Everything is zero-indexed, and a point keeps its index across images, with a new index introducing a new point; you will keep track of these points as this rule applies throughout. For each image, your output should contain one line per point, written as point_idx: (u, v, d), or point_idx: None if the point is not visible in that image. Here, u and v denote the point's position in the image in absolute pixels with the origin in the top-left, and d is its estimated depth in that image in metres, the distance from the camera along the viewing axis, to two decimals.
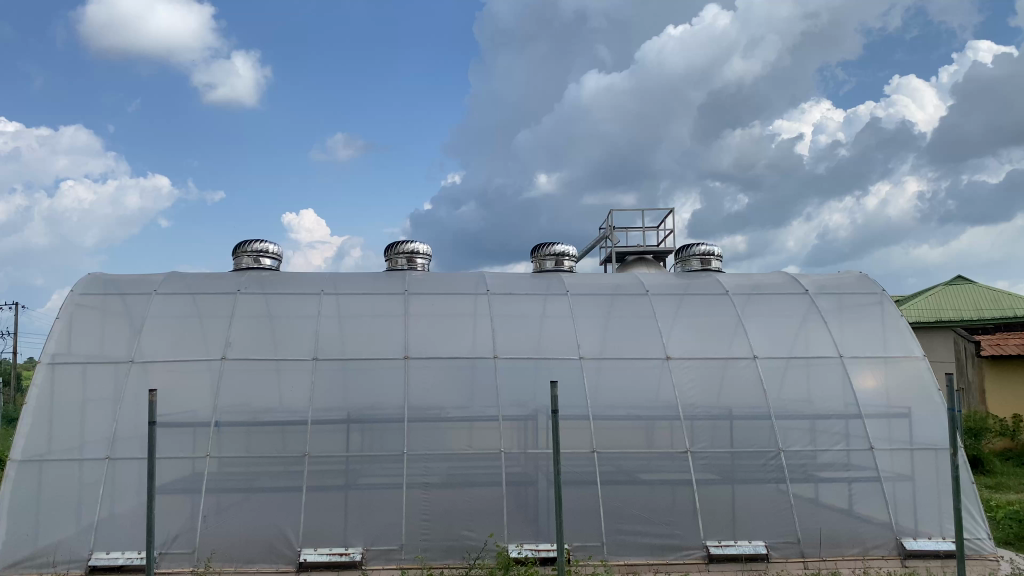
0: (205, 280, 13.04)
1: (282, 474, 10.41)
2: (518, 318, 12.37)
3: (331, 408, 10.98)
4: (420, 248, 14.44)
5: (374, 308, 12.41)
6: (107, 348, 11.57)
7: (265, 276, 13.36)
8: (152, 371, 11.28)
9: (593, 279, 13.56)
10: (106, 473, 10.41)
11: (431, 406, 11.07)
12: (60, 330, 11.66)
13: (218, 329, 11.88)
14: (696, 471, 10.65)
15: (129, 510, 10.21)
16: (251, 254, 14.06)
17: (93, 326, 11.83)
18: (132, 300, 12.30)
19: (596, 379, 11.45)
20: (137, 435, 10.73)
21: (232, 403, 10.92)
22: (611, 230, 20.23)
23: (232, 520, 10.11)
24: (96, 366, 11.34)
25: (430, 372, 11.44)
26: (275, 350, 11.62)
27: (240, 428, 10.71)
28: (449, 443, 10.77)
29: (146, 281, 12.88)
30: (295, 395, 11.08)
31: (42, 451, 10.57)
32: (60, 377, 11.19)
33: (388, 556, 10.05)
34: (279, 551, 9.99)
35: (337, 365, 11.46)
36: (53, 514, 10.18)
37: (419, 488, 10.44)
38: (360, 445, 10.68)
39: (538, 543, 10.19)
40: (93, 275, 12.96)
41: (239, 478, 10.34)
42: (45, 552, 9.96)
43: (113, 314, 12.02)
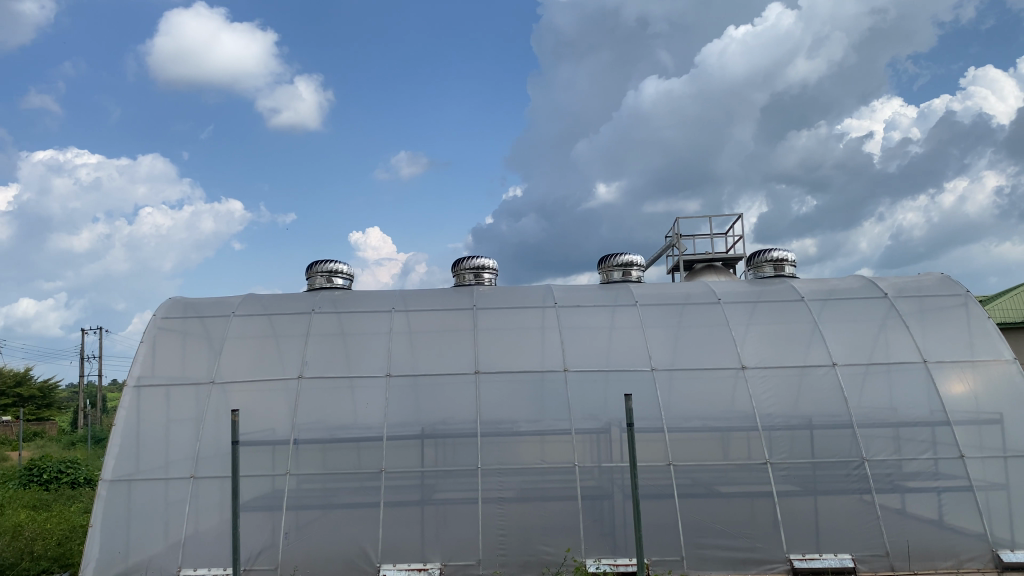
0: (280, 300, 13.35)
1: (359, 489, 10.57)
2: (588, 330, 12.30)
3: (405, 423, 11.10)
4: (487, 263, 14.50)
5: (444, 323, 12.47)
6: (188, 370, 11.95)
7: (338, 295, 13.61)
8: (232, 391, 11.61)
9: (663, 289, 13.38)
10: (191, 491, 10.73)
11: (503, 421, 11.09)
12: (144, 354, 12.08)
13: (294, 349, 12.15)
14: (777, 483, 10.40)
15: (215, 528, 10.50)
16: (323, 274, 14.32)
17: (175, 349, 12.22)
18: (212, 322, 12.68)
19: (668, 390, 11.31)
20: (221, 454, 11.04)
21: (310, 421, 11.16)
22: (678, 238, 19.97)
23: (313, 536, 10.30)
24: (179, 388, 11.71)
25: (501, 386, 11.48)
26: (349, 368, 11.83)
27: (317, 445, 10.92)
28: (521, 458, 10.77)
29: (225, 303, 13.26)
30: (370, 412, 11.25)
31: (130, 471, 10.95)
32: (145, 399, 11.58)
33: (466, 571, 10.08)
34: (359, 567, 10.11)
35: (409, 381, 11.58)
36: (143, 532, 10.52)
37: (495, 502, 10.46)
38: (434, 460, 10.77)
39: (616, 558, 10.12)
40: (174, 298, 13.40)
41: (318, 494, 10.53)
42: (138, 569, 10.27)
43: (194, 336, 12.41)
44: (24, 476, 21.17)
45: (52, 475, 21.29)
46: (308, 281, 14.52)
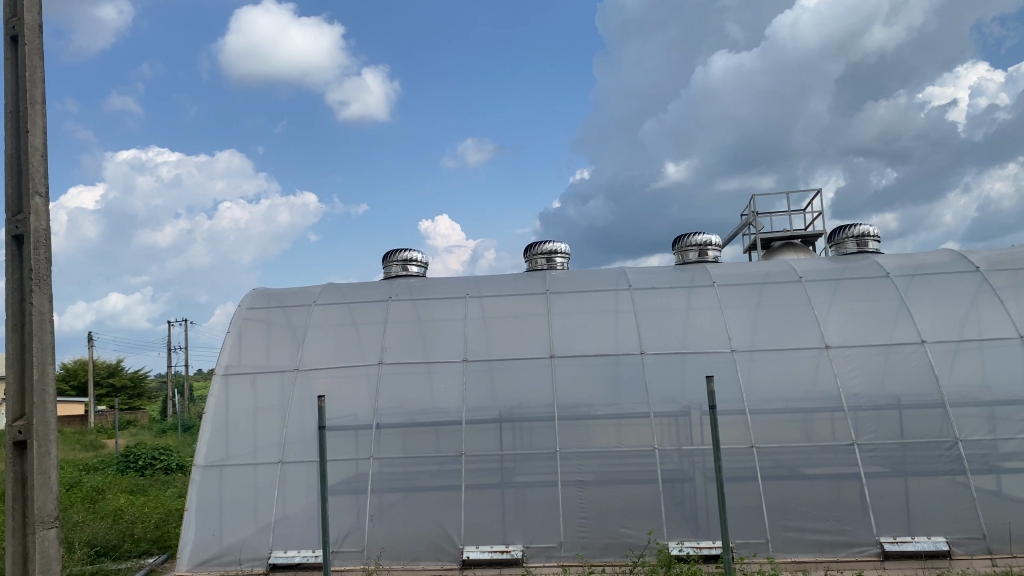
0: (357, 289, 13.61)
1: (441, 473, 10.73)
2: (664, 311, 12.16)
3: (483, 407, 11.21)
4: (559, 247, 14.45)
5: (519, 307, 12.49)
6: (273, 358, 12.31)
7: (413, 283, 13.79)
8: (315, 378, 11.92)
9: (740, 268, 13.11)
10: (279, 476, 11.08)
11: (581, 404, 11.09)
12: (231, 343, 12.50)
13: (373, 336, 12.38)
14: (864, 464, 10.14)
15: (303, 511, 10.81)
16: (398, 262, 14.54)
17: (260, 338, 12.60)
18: (294, 312, 13.02)
19: (749, 371, 11.13)
20: (307, 439, 11.35)
21: (390, 406, 11.37)
22: (754, 216, 19.58)
23: (397, 519, 10.50)
24: (265, 375, 12.07)
25: (578, 369, 11.47)
26: (427, 354, 12.00)
27: (398, 429, 11.13)
28: (600, 441, 10.76)
29: (305, 293, 13.60)
30: (448, 397, 11.39)
31: (222, 457, 11.36)
32: (233, 387, 12.00)
33: (548, 553, 10.13)
34: (442, 549, 10.25)
35: (486, 366, 11.68)
36: (235, 515, 10.91)
37: (575, 485, 10.48)
38: (512, 444, 10.86)
39: (699, 541, 10.03)
40: (257, 289, 13.80)
41: (400, 478, 10.74)
42: (231, 551, 10.64)
43: (277, 325, 12.77)
44: (120, 462, 22.17)
45: (146, 461, 22.23)
46: (384, 270, 14.76)
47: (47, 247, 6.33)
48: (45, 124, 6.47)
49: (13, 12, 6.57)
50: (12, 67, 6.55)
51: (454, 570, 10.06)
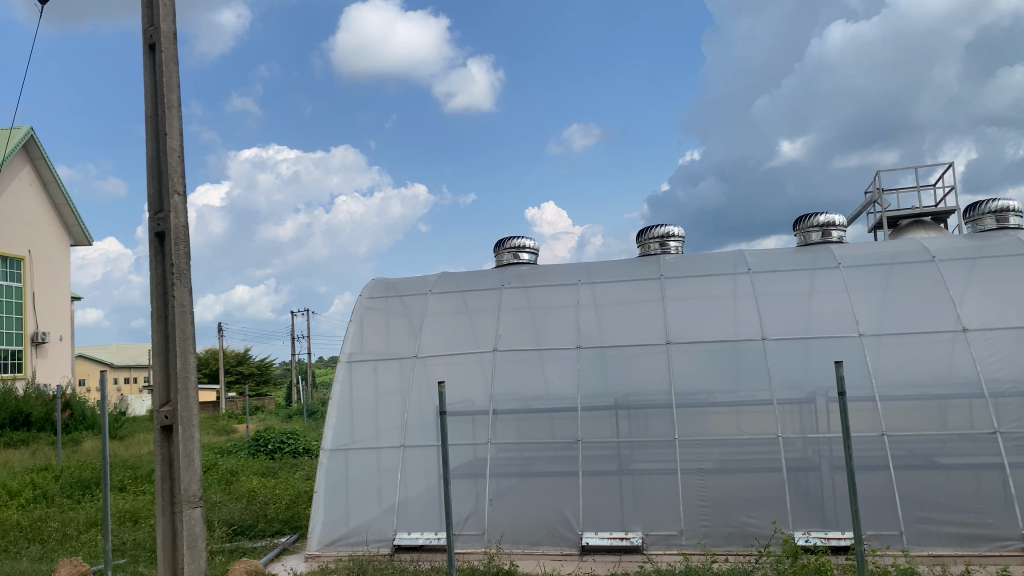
0: (471, 277, 13.76)
1: (558, 459, 10.79)
2: (785, 293, 11.78)
3: (598, 394, 11.18)
4: (673, 231, 14.11)
5: (633, 291, 12.35)
6: (392, 346, 12.67)
7: (524, 270, 13.78)
8: (433, 365, 12.20)
9: (867, 248, 12.51)
10: (401, 459, 11.41)
11: (698, 391, 10.90)
12: (353, 332, 12.94)
13: (488, 323, 12.54)
14: (1007, 454, 9.56)
15: (425, 494, 11.08)
16: (510, 250, 14.65)
17: (379, 327, 12.98)
18: (411, 300, 13.32)
19: (877, 356, 10.65)
20: (427, 424, 11.63)
21: (506, 393, 11.52)
22: (879, 193, 18.69)
23: (516, 504, 10.62)
24: (385, 362, 12.44)
25: (695, 355, 11.28)
26: (541, 341, 12.06)
27: (513, 416, 11.27)
28: (719, 429, 10.55)
29: (421, 282, 13.88)
30: (563, 384, 11.42)
31: (347, 441, 11.80)
32: (356, 374, 12.42)
33: (668, 541, 10.02)
34: (561, 534, 10.29)
35: (600, 352, 11.64)
36: (361, 497, 11.31)
37: (695, 473, 10.32)
38: (629, 431, 10.79)
39: (827, 531, 9.70)
40: (376, 279, 14.19)
41: (517, 463, 10.88)
42: (358, 532, 11.02)
43: (395, 314, 13.11)
44: (252, 446, 23.34)
45: (275, 445, 23.31)
46: (496, 258, 14.91)
47: (186, 242, 6.71)
48: (181, 126, 6.85)
49: (149, 21, 6.98)
50: (150, 73, 6.95)
51: (574, 556, 10.09)
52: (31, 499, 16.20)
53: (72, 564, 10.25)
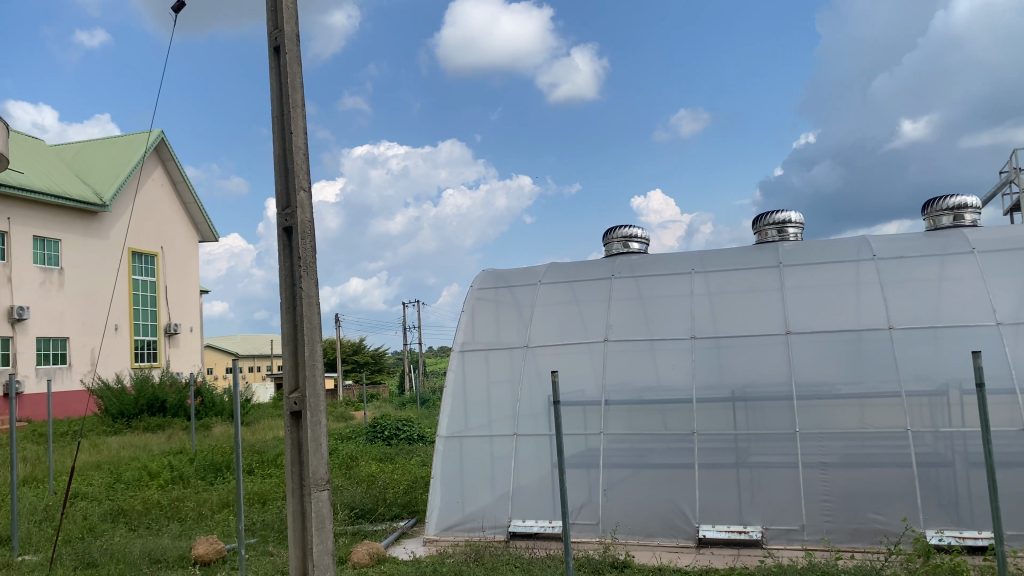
0: (581, 266, 13.64)
1: (673, 450, 10.67)
2: (912, 280, 11.21)
3: (714, 386, 10.98)
4: (791, 216, 13.66)
5: (748, 279, 12.04)
6: (503, 336, 12.81)
7: (634, 259, 13.46)
8: (545, 355, 12.27)
9: (1006, 231, 11.71)
10: (515, 448, 11.55)
11: (820, 383, 10.54)
12: (465, 322, 13.15)
13: (599, 314, 12.48)
14: None
15: (538, 483, 11.18)
16: (620, 239, 14.53)
17: (490, 317, 13.14)
18: (521, 291, 13.38)
19: (1017, 347, 10.03)
20: (539, 413, 11.72)
21: (619, 383, 11.48)
22: (1016, 172, 17.53)
23: (631, 495, 10.58)
24: (497, 352, 12.60)
25: (815, 345, 10.91)
26: (653, 331, 11.93)
27: (626, 406, 11.22)
28: (842, 422, 10.18)
29: (530, 271, 13.88)
30: (677, 375, 11.27)
31: (461, 428, 12.04)
32: (469, 364, 12.63)
33: (789, 536, 9.76)
34: (678, 526, 10.19)
35: (714, 343, 11.42)
36: (475, 484, 11.51)
37: (817, 467, 10.00)
38: (746, 423, 10.55)
39: (962, 530, 9.23)
40: (486, 270, 14.35)
41: (632, 454, 10.82)
42: (474, 518, 11.23)
43: (505, 305, 13.22)
44: (369, 432, 24.12)
45: (392, 431, 24.00)
46: (606, 247, 14.81)
47: (311, 236, 6.98)
48: (305, 124, 7.12)
49: (274, 24, 7.28)
50: (276, 75, 7.25)
51: (691, 548, 9.97)
52: (169, 480, 17.28)
53: (208, 542, 10.87)
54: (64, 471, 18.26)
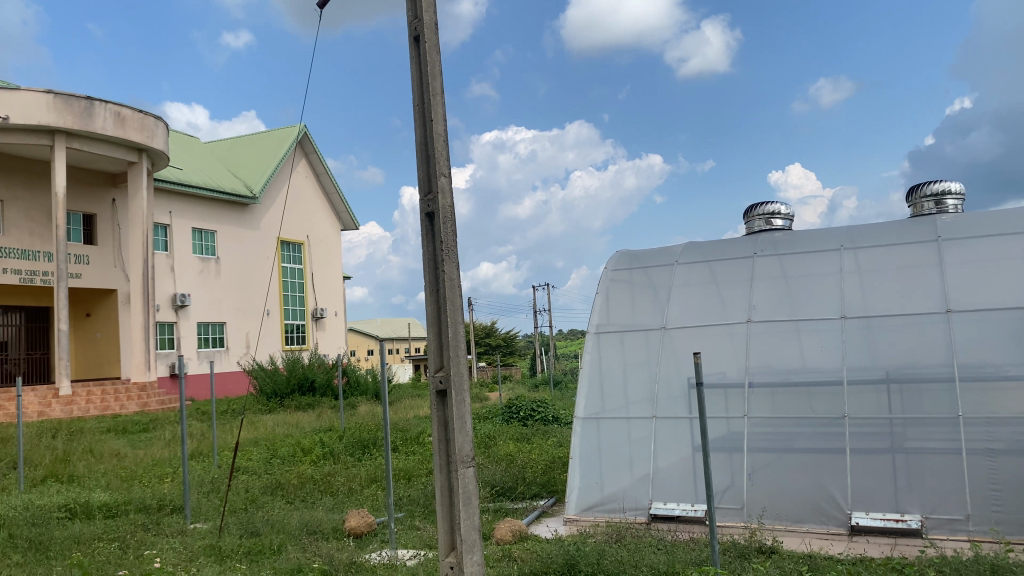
0: (719, 244, 13.24)
1: (822, 434, 10.28)
2: None
3: (866, 368, 10.47)
4: (950, 187, 12.79)
5: (902, 255, 11.36)
6: (639, 318, 12.67)
7: (777, 236, 12.93)
8: (684, 337, 12.06)
9: None
10: (654, 430, 11.43)
11: (985, 364, 9.85)
12: (600, 304, 13.08)
13: (740, 294, 12.13)
14: None
15: (679, 465, 11.03)
16: (762, 216, 14.04)
17: (626, 299, 13.01)
18: (656, 272, 13.15)
19: None
20: (679, 396, 11.55)
21: (763, 365, 11.14)
22: None
23: (778, 479, 10.26)
24: (633, 334, 12.49)
25: (979, 325, 10.20)
26: (798, 311, 11.49)
27: (770, 388, 10.89)
28: (1012, 406, 9.48)
29: (666, 251, 13.60)
30: (826, 356, 10.83)
31: (598, 410, 12.03)
32: (605, 346, 12.59)
33: (953, 526, 9.19)
34: (828, 513, 9.80)
35: (865, 323, 10.89)
36: (615, 465, 11.49)
37: (984, 454, 9.36)
38: (902, 407, 10.01)
39: None
40: (620, 251, 14.19)
41: (778, 438, 10.50)
42: (614, 499, 11.22)
43: (640, 286, 13.04)
44: (506, 413, 24.55)
45: (527, 412, 24.31)
46: (747, 225, 14.36)
47: (453, 220, 7.12)
48: (445, 110, 7.23)
49: (414, 14, 7.44)
50: (417, 64, 7.42)
51: (843, 536, 9.58)
52: (321, 456, 18.21)
53: (360, 515, 11.38)
54: (226, 446, 19.58)
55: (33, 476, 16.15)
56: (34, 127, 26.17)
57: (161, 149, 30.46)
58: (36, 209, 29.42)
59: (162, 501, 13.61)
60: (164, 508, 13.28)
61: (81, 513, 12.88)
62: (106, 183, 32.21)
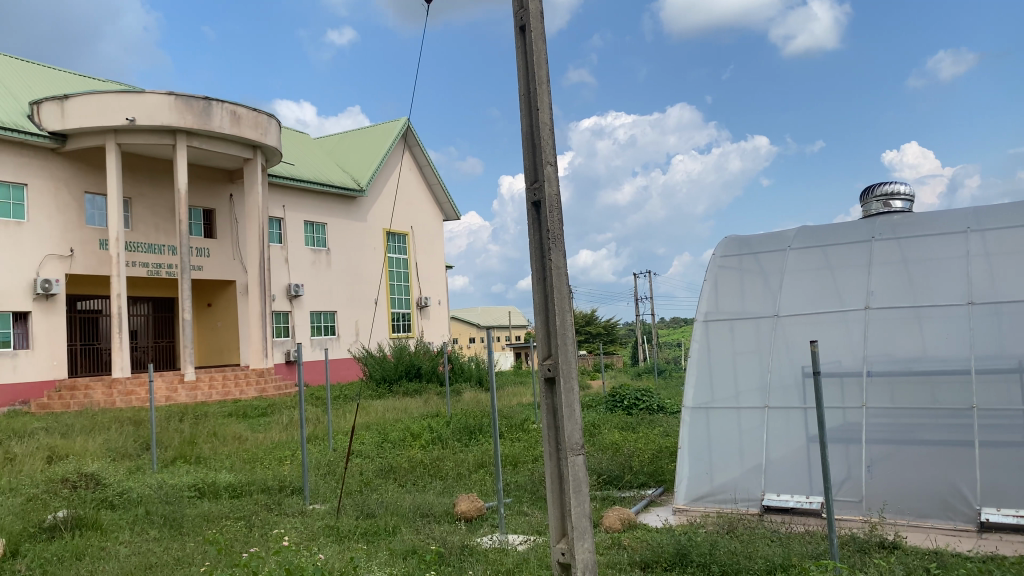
0: (834, 228, 12.75)
1: (947, 425, 9.81)
2: None
3: (996, 356, 9.91)
4: None
5: None
6: (750, 305, 12.38)
7: (897, 218, 12.35)
8: (797, 325, 11.72)
9: None
10: (765, 420, 11.17)
11: None
12: (708, 291, 12.83)
13: (856, 279, 11.67)
14: None
15: (793, 456, 10.74)
16: (880, 198, 13.44)
17: (735, 286, 12.71)
18: (766, 257, 12.79)
19: None
20: (792, 385, 11.23)
21: (882, 354, 10.70)
22: None
23: (900, 472, 9.87)
24: (743, 322, 12.22)
25: None
26: (920, 296, 10.96)
27: (890, 378, 10.46)
28: None
29: (777, 236, 13.21)
30: (951, 344, 10.31)
31: (708, 399, 11.85)
32: (714, 334, 12.36)
33: None
34: (955, 508, 9.36)
35: (995, 309, 10.29)
36: (725, 456, 11.30)
37: None
38: None
39: None
40: (729, 236, 13.86)
41: (899, 429, 10.08)
42: (725, 489, 11.04)
43: (750, 272, 12.71)
44: (610, 402, 24.46)
45: (631, 401, 24.14)
46: (864, 208, 13.78)
47: (559, 209, 7.12)
48: (551, 99, 7.23)
49: (519, 3, 7.45)
50: (522, 54, 7.45)
51: (971, 532, 9.14)
52: (429, 441, 18.63)
53: (470, 500, 11.59)
54: (340, 431, 20.28)
55: (164, 457, 17.18)
56: (158, 128, 27.67)
57: (274, 145, 31.69)
58: (161, 206, 31.14)
59: (282, 482, 14.24)
60: (285, 488, 13.90)
61: (210, 492, 13.63)
62: (224, 179, 33.75)
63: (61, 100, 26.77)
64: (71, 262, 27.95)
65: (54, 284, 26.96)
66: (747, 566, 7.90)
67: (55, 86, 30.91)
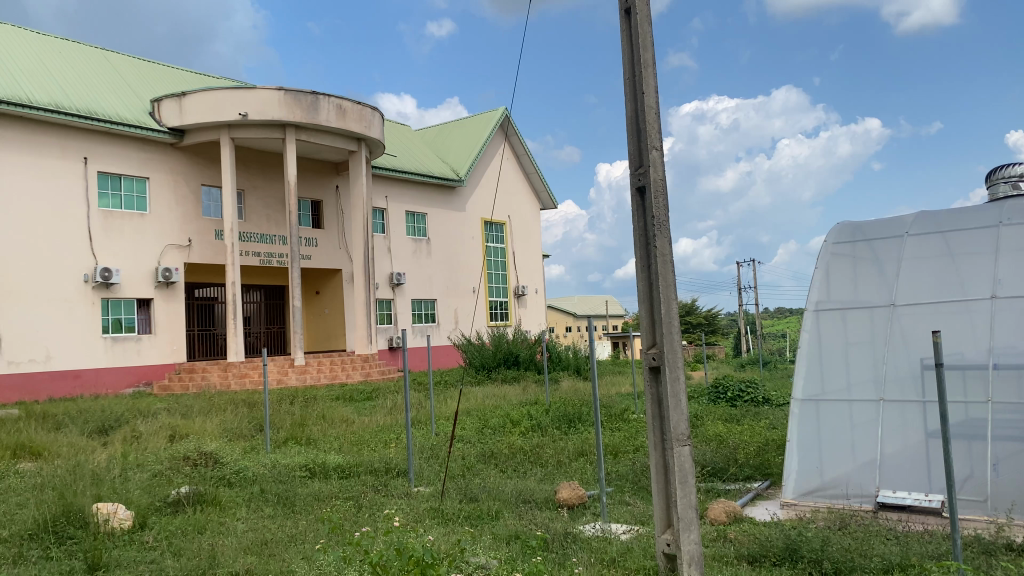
0: (956, 212, 12.05)
1: None
2: None
3: None
4: None
5: None
6: (863, 294, 11.88)
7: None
8: (914, 315, 11.17)
9: None
10: (880, 414, 10.72)
11: None
12: (819, 280, 12.37)
13: (981, 267, 11.02)
14: None
15: (910, 452, 10.27)
16: (1007, 180, 12.65)
17: (847, 274, 12.21)
18: (882, 244, 12.20)
19: None
20: (910, 378, 10.72)
21: (1009, 346, 10.09)
22: None
23: None
24: (856, 312, 11.74)
25: None
26: None
27: (1018, 371, 9.85)
28: None
29: (893, 221, 12.60)
30: None
31: (818, 391, 11.46)
32: (825, 324, 11.93)
33: None
34: None
35: None
36: (836, 450, 10.92)
37: None
38: None
39: None
40: (841, 222, 13.30)
41: None
42: (836, 484, 10.68)
43: (863, 260, 12.17)
44: (713, 393, 23.99)
45: (734, 393, 23.62)
46: (989, 191, 13.01)
47: (665, 195, 6.99)
48: (656, 83, 7.09)
49: None
50: (627, 38, 7.34)
51: None
52: (529, 429, 18.73)
53: (571, 488, 11.57)
54: (442, 416, 20.63)
55: (277, 438, 17.89)
56: (269, 122, 28.71)
57: (377, 137, 32.41)
58: (272, 197, 32.34)
59: (388, 464, 14.60)
60: (391, 471, 14.26)
61: (319, 472, 14.12)
62: (330, 170, 34.75)
63: (180, 97, 28.06)
64: (190, 251, 29.39)
65: (174, 272, 28.38)
66: (862, 564, 7.57)
67: (174, 84, 32.48)
